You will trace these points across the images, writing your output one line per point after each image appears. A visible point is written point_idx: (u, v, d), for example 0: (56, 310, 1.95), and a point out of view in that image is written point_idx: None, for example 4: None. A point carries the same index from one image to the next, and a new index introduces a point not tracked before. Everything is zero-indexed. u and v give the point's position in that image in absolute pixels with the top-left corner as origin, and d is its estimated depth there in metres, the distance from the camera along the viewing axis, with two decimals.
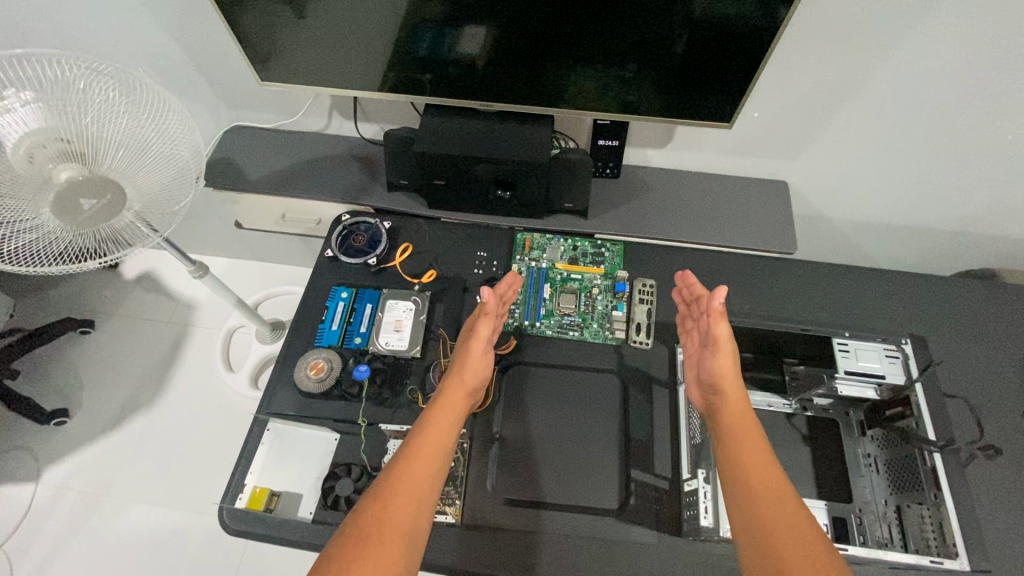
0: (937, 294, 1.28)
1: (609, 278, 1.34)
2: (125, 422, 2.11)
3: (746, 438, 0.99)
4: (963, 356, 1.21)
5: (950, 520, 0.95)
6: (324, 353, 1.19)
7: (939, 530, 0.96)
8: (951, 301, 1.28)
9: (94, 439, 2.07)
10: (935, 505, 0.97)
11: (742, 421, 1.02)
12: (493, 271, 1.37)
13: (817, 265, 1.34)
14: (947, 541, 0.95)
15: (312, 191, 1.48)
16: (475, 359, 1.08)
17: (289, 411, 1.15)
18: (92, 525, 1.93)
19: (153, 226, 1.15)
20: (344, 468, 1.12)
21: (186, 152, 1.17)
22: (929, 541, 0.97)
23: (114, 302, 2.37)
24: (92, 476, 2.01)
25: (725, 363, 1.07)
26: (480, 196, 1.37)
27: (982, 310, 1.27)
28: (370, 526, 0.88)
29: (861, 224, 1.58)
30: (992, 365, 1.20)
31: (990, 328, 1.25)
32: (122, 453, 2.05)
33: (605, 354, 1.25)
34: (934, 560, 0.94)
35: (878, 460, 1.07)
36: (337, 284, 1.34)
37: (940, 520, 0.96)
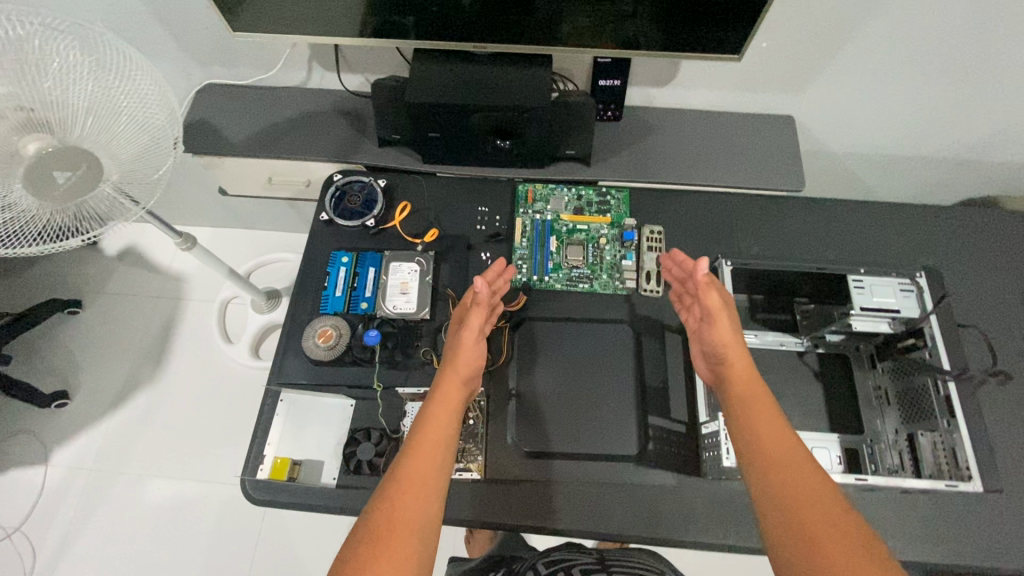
0: (944, 225, 1.28)
1: (616, 227, 1.31)
2: (128, 400, 2.09)
3: (757, 405, 0.96)
4: (972, 286, 1.22)
5: (964, 446, 0.97)
6: (331, 320, 1.16)
7: (952, 455, 0.99)
8: (959, 231, 1.27)
9: (99, 418, 2.06)
10: (947, 431, 0.99)
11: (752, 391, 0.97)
12: (496, 227, 1.33)
13: (824, 203, 1.33)
14: (961, 466, 0.97)
15: (300, 152, 1.40)
16: (470, 346, 1.05)
17: (302, 380, 1.14)
18: (109, 501, 1.95)
19: (133, 198, 1.07)
20: (363, 432, 1.10)
21: (160, 114, 1.07)
22: (942, 466, 1.00)
23: (98, 280, 2.29)
24: (102, 455, 2.00)
25: (725, 332, 1.03)
26: (478, 146, 1.31)
27: (991, 241, 1.26)
28: (379, 523, 0.82)
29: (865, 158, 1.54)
30: (1001, 293, 1.21)
31: (997, 257, 1.25)
32: (129, 430, 2.04)
33: (617, 304, 1.24)
34: (949, 484, 0.96)
35: (889, 391, 1.10)
36: (336, 248, 1.29)
37: (954, 446, 0.98)
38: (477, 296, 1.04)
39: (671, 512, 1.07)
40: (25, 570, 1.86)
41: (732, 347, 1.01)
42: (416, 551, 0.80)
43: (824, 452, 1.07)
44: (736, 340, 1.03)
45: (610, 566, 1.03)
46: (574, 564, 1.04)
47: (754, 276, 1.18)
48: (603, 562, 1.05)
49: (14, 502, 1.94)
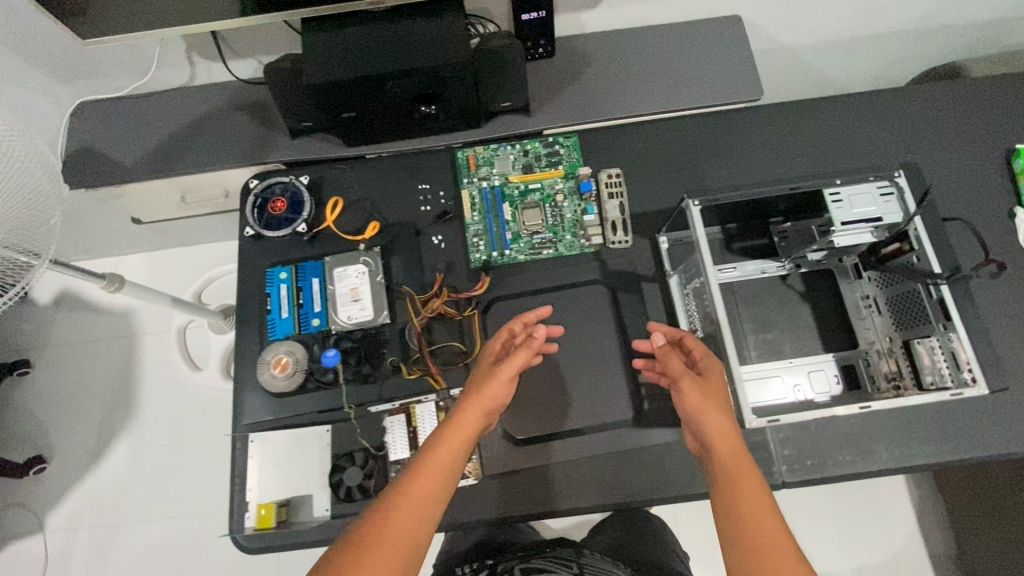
0: (912, 109, 1.20)
1: (571, 179, 1.20)
2: (109, 450, 2.00)
3: (739, 468, 0.82)
4: (946, 170, 1.16)
5: (965, 349, 0.91)
6: (284, 347, 1.06)
7: (952, 359, 0.93)
8: (924, 114, 1.20)
9: (84, 474, 1.97)
10: (946, 336, 0.93)
11: (734, 455, 0.84)
12: (442, 204, 1.20)
13: (785, 108, 1.23)
14: (963, 372, 0.91)
15: (206, 163, 1.23)
16: (502, 380, 0.91)
17: (268, 416, 1.06)
18: (117, 553, 1.90)
19: (32, 253, 0.93)
20: (347, 457, 1.02)
21: (28, 159, 0.93)
22: (943, 372, 0.93)
23: (39, 334, 2.12)
24: (97, 511, 1.93)
25: (692, 398, 0.89)
26: (404, 119, 1.16)
27: (959, 119, 1.19)
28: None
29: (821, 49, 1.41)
30: (977, 171, 1.15)
31: (969, 133, 1.18)
32: (118, 480, 1.97)
33: (586, 264, 1.15)
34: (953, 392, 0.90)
35: (878, 299, 1.04)
36: (272, 264, 1.17)
37: (954, 351, 0.92)
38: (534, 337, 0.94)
39: (677, 469, 1.04)
40: None
41: (705, 408, 0.87)
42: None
43: (820, 373, 1.04)
44: (716, 399, 0.89)
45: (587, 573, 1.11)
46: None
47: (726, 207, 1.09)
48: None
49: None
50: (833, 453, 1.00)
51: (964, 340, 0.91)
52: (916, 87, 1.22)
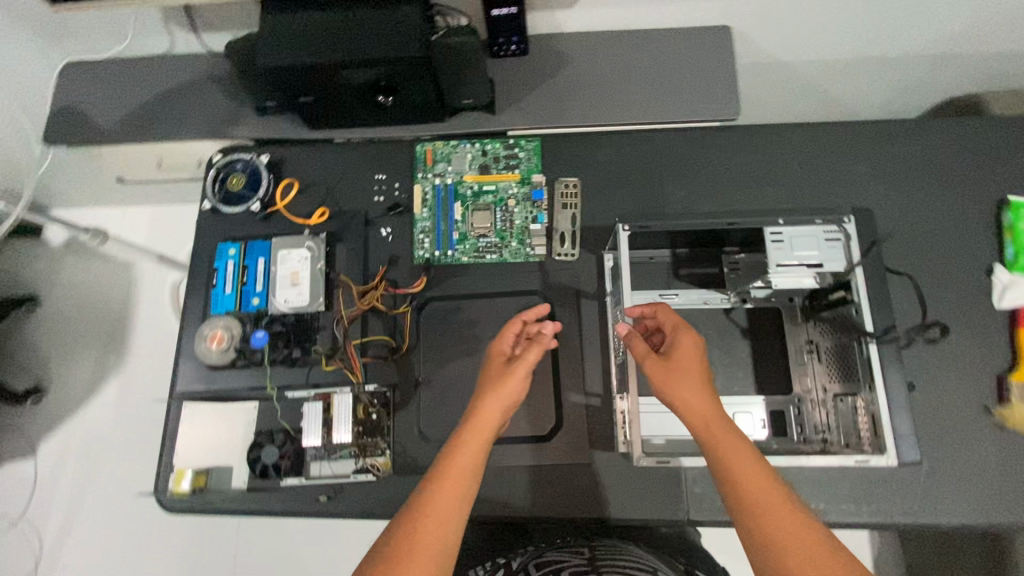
0: (898, 146, 1.12)
1: (526, 185, 1.17)
2: (100, 390, 2.13)
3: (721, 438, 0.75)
4: (921, 217, 1.09)
5: (884, 414, 0.89)
6: (220, 322, 1.09)
7: (871, 423, 0.91)
8: (909, 155, 1.12)
9: (76, 409, 2.11)
10: (870, 397, 0.91)
11: (715, 426, 0.76)
12: (395, 197, 1.20)
13: (762, 131, 1.16)
14: (878, 437, 0.89)
15: (176, 132, 1.26)
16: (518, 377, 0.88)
17: (198, 387, 1.10)
18: (98, 486, 2.03)
19: None
20: (268, 435, 1.06)
21: None
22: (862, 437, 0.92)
23: (48, 273, 2.24)
24: (85, 444, 2.07)
25: (660, 368, 0.82)
26: (362, 107, 1.15)
27: (946, 164, 1.11)
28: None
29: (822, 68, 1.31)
30: (954, 222, 1.08)
31: (955, 178, 1.10)
32: (106, 418, 2.10)
33: (528, 273, 1.13)
34: (862, 459, 0.88)
35: (822, 347, 1.00)
36: (224, 239, 1.19)
37: (874, 413, 0.91)
38: (545, 340, 0.95)
39: (586, 492, 1.02)
40: (33, 553, 1.98)
41: (675, 385, 0.80)
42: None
43: (745, 417, 1.00)
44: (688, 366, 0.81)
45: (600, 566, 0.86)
46: (565, 567, 0.86)
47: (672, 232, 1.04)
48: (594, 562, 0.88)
49: (11, 494, 2.04)
50: None
51: (882, 404, 0.89)
52: (907, 123, 1.13)
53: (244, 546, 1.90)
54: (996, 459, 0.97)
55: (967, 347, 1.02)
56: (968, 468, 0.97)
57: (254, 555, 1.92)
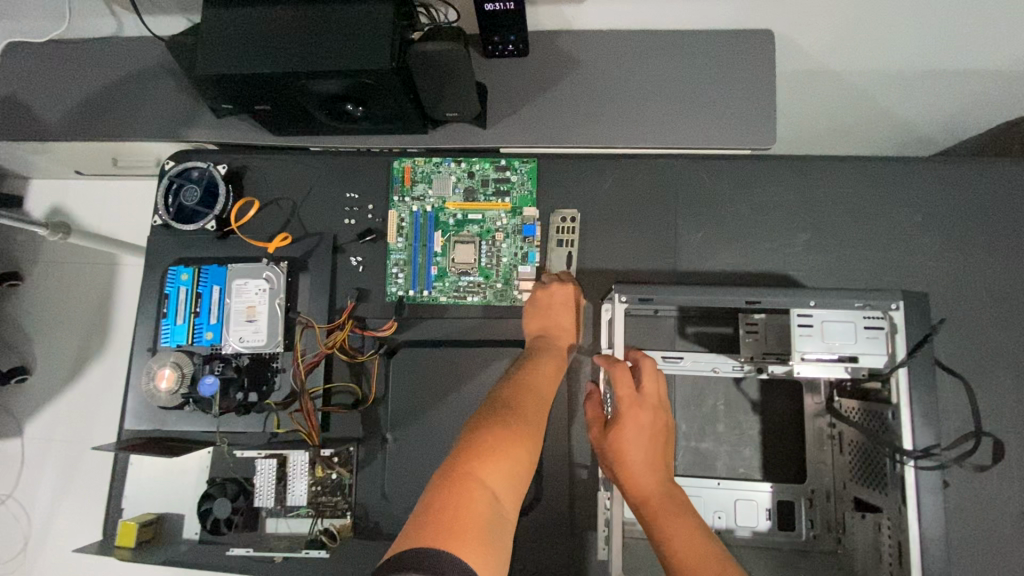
0: (957, 193, 0.95)
1: (517, 216, 1.02)
2: (83, 373, 2.07)
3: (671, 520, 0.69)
4: (975, 282, 0.93)
5: (913, 545, 0.70)
6: (169, 359, 0.98)
7: (898, 549, 0.72)
8: (969, 205, 0.95)
9: (59, 391, 2.06)
10: (897, 518, 0.72)
11: (664, 508, 0.70)
12: (368, 220, 1.06)
13: (799, 164, 0.98)
14: (903, 567, 0.71)
15: (127, 131, 1.11)
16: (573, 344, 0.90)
17: (148, 427, 1.01)
18: (84, 469, 2.01)
19: None
20: (220, 485, 0.96)
21: None
22: (885, 562, 0.74)
23: (29, 248, 2.15)
24: (71, 427, 2.04)
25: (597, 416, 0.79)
26: (329, 117, 0.98)
27: (1013, 216, 0.94)
28: (462, 478, 0.60)
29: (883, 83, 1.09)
30: (1013, 290, 0.92)
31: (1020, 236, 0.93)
32: (90, 402, 2.05)
33: (513, 319, 1.00)
34: None
35: (844, 437, 0.86)
36: (178, 260, 1.07)
37: (900, 544, 0.71)
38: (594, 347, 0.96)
39: (566, 572, 0.92)
40: (22, 532, 1.98)
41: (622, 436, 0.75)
42: (494, 522, 0.58)
43: (749, 505, 0.88)
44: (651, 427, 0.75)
45: None
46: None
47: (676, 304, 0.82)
48: None
49: None
50: None
51: (912, 537, 0.69)
52: (975, 164, 0.95)
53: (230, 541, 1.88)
54: None
55: (1014, 438, 0.88)
56: None
57: None
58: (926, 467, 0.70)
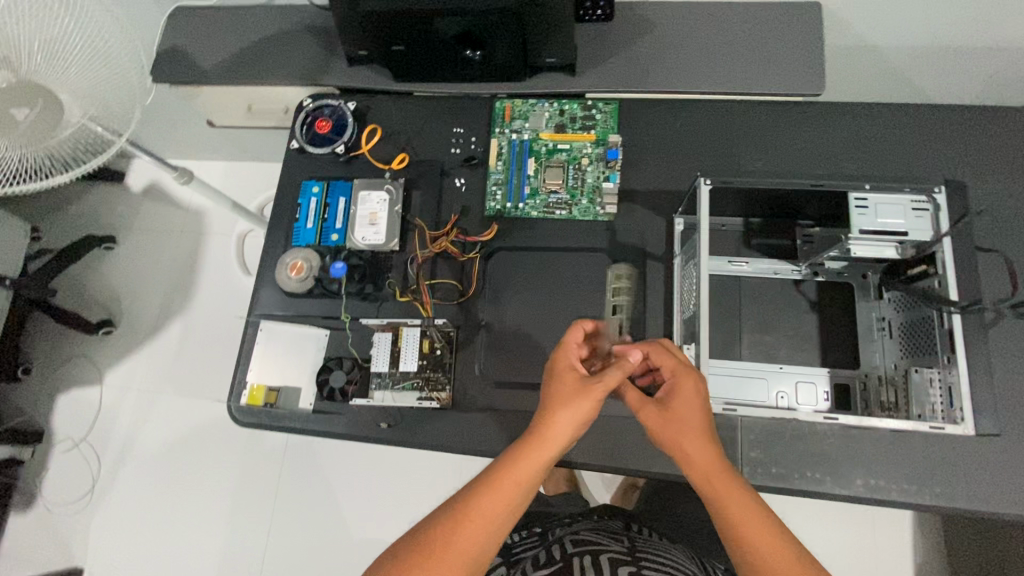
0: (987, 133, 1.10)
1: (601, 146, 1.19)
2: (163, 328, 2.25)
3: (727, 497, 0.76)
4: (1007, 207, 1.06)
5: (962, 385, 0.85)
6: (302, 253, 1.15)
7: (947, 395, 0.88)
8: (1000, 143, 1.09)
9: (141, 344, 2.24)
10: (947, 368, 0.88)
11: (729, 492, 0.76)
12: (471, 149, 1.24)
13: (846, 108, 1.15)
14: (953, 408, 0.86)
15: (271, 77, 1.34)
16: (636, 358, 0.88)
17: (276, 311, 1.17)
18: (156, 417, 2.15)
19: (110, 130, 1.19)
20: (337, 360, 1.11)
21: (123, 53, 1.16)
22: (935, 408, 0.89)
23: (127, 216, 2.39)
24: (148, 377, 2.20)
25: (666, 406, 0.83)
26: (449, 59, 1.18)
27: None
28: (465, 505, 0.77)
29: (924, 54, 1.24)
30: None
31: None
32: (167, 355, 2.22)
33: (595, 231, 1.16)
34: (934, 426, 0.85)
35: (893, 325, 0.98)
36: (308, 178, 1.26)
37: (951, 388, 0.87)
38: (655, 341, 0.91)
39: None
40: (93, 473, 2.11)
41: (679, 441, 0.80)
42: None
43: (809, 387, 1.00)
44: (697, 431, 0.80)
45: (640, 560, 0.97)
46: (601, 551, 0.99)
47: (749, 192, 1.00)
48: (635, 554, 0.99)
49: (77, 417, 2.18)
50: (801, 467, 0.96)
51: (961, 378, 0.85)
52: (1002, 112, 1.10)
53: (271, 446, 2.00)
54: None
55: None
56: None
57: (294, 497, 2.01)
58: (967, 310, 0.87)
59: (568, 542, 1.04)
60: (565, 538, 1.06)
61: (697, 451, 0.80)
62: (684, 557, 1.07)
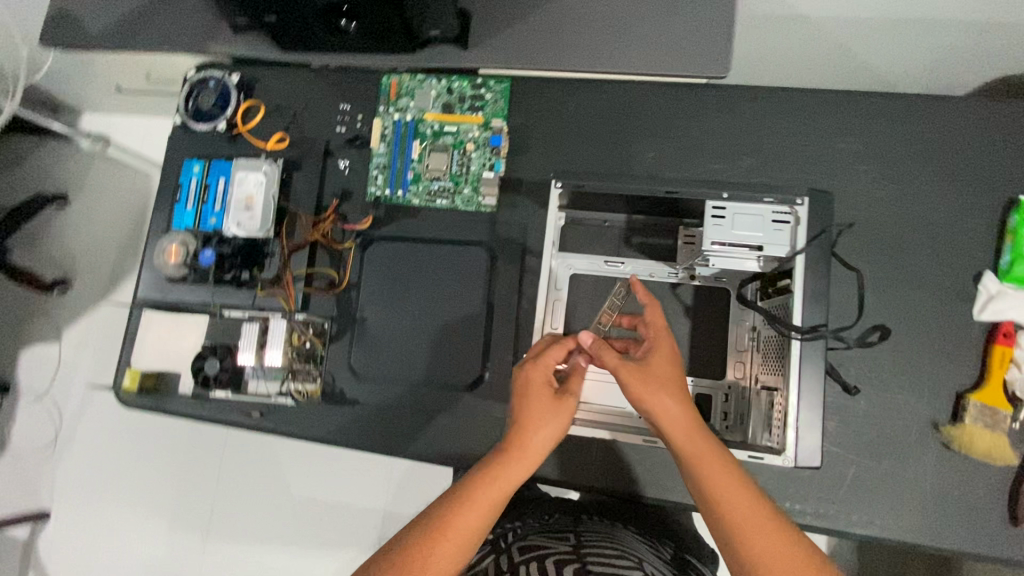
0: (895, 132, 1.00)
1: (487, 130, 1.11)
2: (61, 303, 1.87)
3: (708, 465, 0.72)
4: (906, 215, 0.99)
5: (792, 412, 0.87)
6: (177, 237, 1.14)
7: (780, 420, 0.88)
8: (908, 143, 1.00)
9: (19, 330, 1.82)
10: (784, 393, 0.88)
11: (703, 450, 0.74)
12: (356, 129, 1.17)
13: (748, 95, 1.05)
14: (781, 433, 0.88)
15: (159, 44, 1.21)
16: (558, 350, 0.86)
17: (154, 295, 1.17)
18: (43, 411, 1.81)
19: None
20: (212, 347, 1.10)
21: None
22: (769, 430, 0.90)
23: None
24: (28, 369, 1.82)
25: (637, 370, 0.79)
26: (322, 29, 1.05)
27: (955, 161, 0.99)
28: (438, 519, 0.70)
29: (891, 28, 1.00)
30: (940, 224, 0.98)
31: (953, 177, 0.99)
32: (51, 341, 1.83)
33: (476, 223, 1.10)
34: (754, 454, 0.88)
35: (761, 338, 0.95)
36: (192, 156, 1.22)
37: (786, 409, 0.87)
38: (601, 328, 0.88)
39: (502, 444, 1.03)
40: None
41: (660, 402, 0.76)
42: None
43: None
44: (671, 385, 0.78)
45: (586, 556, 0.76)
46: (545, 553, 0.77)
47: (607, 194, 0.98)
48: (580, 550, 0.78)
49: None
50: (650, 472, 0.97)
51: (791, 401, 0.86)
52: (916, 108, 1.01)
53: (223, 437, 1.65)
54: (934, 478, 0.92)
55: (928, 358, 0.95)
56: (902, 483, 0.92)
57: None
58: (809, 338, 0.87)
59: (513, 548, 0.81)
60: (510, 545, 0.83)
61: (675, 418, 0.76)
62: (653, 554, 0.85)
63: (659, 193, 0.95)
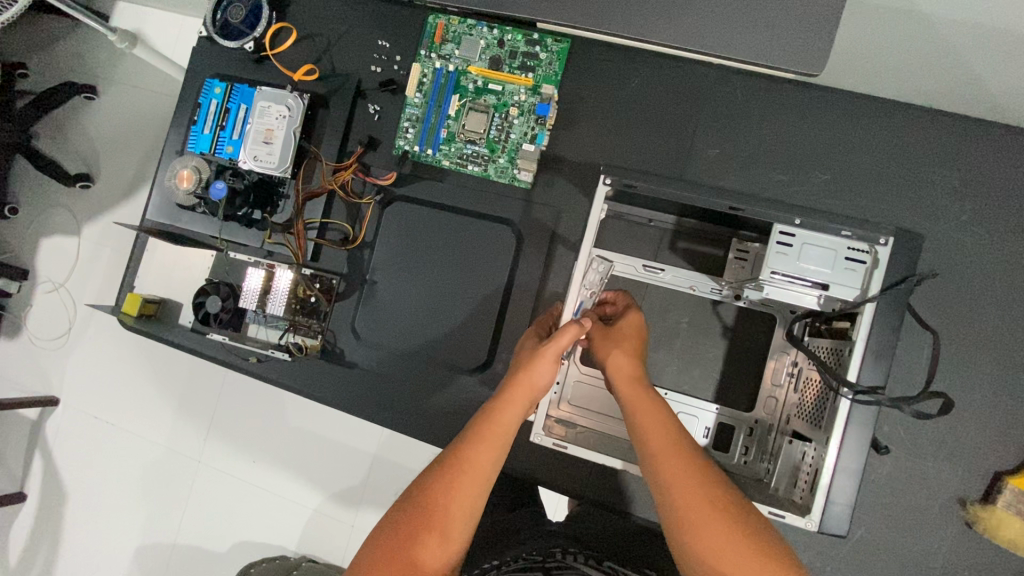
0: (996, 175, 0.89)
1: (535, 95, 0.99)
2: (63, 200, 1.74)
3: (645, 411, 0.73)
4: (985, 268, 0.89)
5: (827, 473, 0.75)
6: (192, 162, 1.05)
7: (812, 477, 0.77)
8: (1009, 189, 0.88)
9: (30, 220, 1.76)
10: (820, 448, 0.77)
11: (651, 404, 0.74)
12: (393, 71, 1.06)
13: (838, 102, 0.92)
14: (810, 493, 0.76)
15: None
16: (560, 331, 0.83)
17: (163, 220, 1.12)
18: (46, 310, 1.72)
19: None
20: (216, 285, 1.06)
21: None
22: (797, 488, 0.79)
23: None
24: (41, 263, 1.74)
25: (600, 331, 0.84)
26: None
27: None
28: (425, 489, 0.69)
29: None
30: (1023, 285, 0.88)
31: None
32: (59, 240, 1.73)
33: (507, 197, 1.01)
34: (774, 512, 0.76)
35: (801, 377, 0.87)
36: (216, 74, 1.13)
37: (817, 470, 0.76)
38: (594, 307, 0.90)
39: None
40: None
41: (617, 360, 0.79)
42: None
43: (689, 421, 0.91)
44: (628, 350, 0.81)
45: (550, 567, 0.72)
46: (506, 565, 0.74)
47: (658, 197, 0.85)
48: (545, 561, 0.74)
49: None
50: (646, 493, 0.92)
51: (826, 462, 0.74)
52: None
53: (222, 375, 1.54)
54: (943, 554, 0.86)
55: (971, 427, 0.87)
56: (910, 552, 0.87)
57: None
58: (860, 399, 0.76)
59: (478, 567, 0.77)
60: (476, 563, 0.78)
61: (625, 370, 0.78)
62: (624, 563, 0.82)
63: (723, 206, 0.82)
